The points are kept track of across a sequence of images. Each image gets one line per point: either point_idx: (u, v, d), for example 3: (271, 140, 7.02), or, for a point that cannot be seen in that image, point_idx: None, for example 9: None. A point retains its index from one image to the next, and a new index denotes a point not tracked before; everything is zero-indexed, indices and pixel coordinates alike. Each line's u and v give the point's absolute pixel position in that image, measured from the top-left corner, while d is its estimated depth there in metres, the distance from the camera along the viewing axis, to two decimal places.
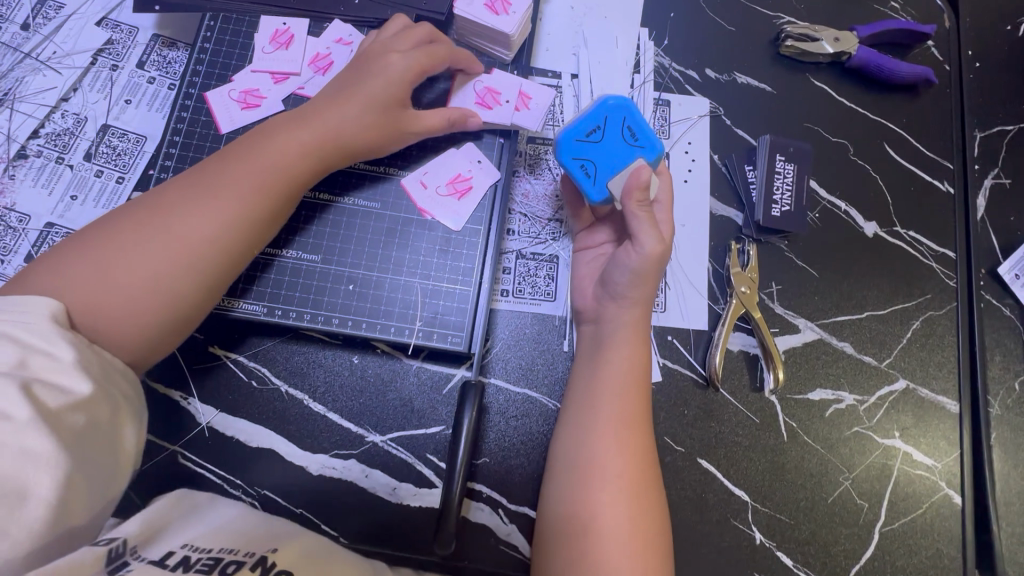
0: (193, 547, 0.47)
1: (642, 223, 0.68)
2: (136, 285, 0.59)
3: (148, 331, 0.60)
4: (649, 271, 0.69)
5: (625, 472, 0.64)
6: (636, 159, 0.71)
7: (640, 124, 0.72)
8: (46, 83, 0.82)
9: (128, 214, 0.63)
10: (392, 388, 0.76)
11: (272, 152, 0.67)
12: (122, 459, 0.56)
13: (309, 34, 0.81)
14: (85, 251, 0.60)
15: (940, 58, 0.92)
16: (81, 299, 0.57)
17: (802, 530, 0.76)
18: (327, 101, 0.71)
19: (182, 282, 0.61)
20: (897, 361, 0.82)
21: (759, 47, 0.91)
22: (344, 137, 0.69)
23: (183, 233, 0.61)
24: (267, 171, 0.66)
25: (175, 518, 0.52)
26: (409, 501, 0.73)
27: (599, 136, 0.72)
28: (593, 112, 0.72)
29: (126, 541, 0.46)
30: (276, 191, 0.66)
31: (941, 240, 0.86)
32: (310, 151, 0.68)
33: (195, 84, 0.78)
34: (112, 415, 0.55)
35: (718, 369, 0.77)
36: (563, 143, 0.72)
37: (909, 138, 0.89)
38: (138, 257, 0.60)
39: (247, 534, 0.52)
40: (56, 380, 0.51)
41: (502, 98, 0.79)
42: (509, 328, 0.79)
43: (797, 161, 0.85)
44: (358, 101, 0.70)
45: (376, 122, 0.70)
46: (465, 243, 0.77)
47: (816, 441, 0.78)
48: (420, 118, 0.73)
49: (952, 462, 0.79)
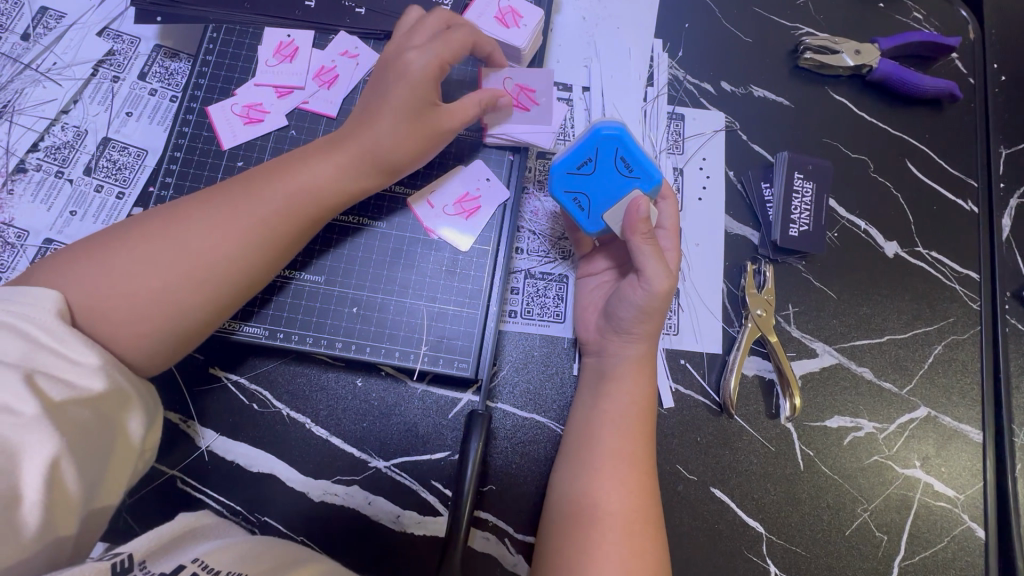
0: (204, 565, 0.45)
1: (650, 257, 0.65)
2: (146, 296, 0.57)
3: (151, 344, 0.58)
4: (661, 308, 0.67)
5: (630, 507, 0.62)
6: (632, 190, 0.68)
7: (635, 152, 0.69)
8: (46, 95, 0.80)
9: (145, 220, 0.60)
10: (396, 412, 0.74)
11: (306, 170, 0.65)
12: (122, 453, 0.55)
13: (314, 46, 0.79)
14: (94, 254, 0.57)
15: (964, 71, 0.89)
16: (87, 303, 0.55)
17: (818, 564, 0.73)
18: (367, 114, 0.67)
19: (194, 295, 0.59)
20: (919, 388, 0.79)
21: (776, 59, 0.88)
22: (381, 150, 0.66)
23: (200, 247, 0.59)
24: (294, 191, 0.63)
25: (193, 540, 0.50)
26: (412, 529, 0.71)
27: (591, 168, 0.69)
28: (583, 142, 0.69)
29: (132, 555, 0.45)
30: (302, 210, 0.64)
31: (965, 262, 0.83)
32: (345, 170, 0.66)
33: (197, 98, 0.76)
34: (117, 407, 0.54)
35: (733, 395, 0.74)
36: (555, 176, 0.69)
37: (931, 154, 0.86)
38: (150, 267, 0.57)
39: (260, 560, 0.48)
40: (65, 373, 0.51)
41: (537, 95, 0.74)
42: (517, 351, 0.77)
43: (816, 179, 0.82)
44: (400, 113, 0.66)
45: (412, 129, 0.66)
46: (474, 264, 0.75)
47: (833, 470, 0.76)
48: (452, 113, 0.69)
49: (975, 494, 0.76)
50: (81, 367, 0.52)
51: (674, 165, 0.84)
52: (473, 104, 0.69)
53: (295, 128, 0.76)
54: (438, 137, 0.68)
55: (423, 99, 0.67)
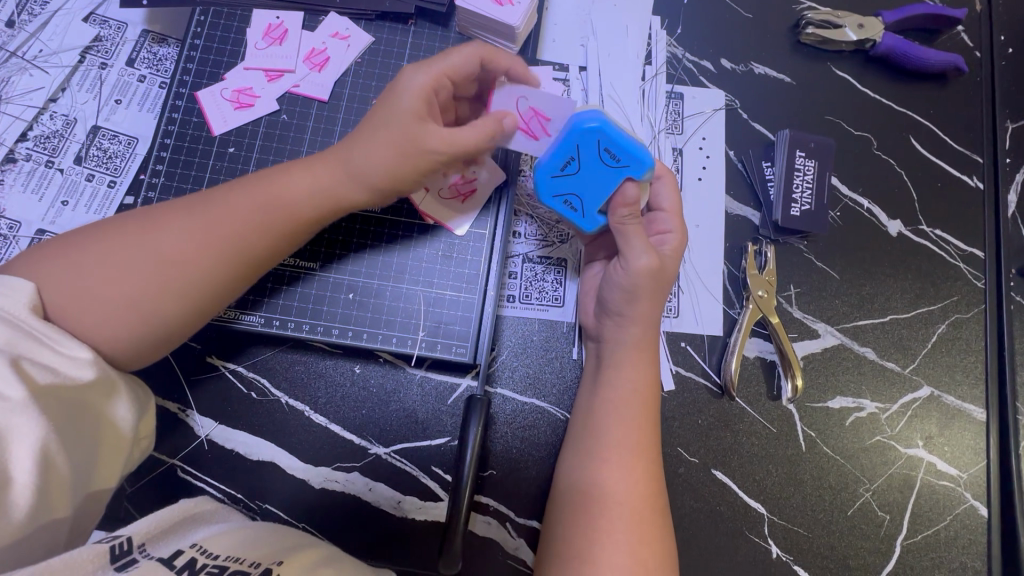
0: (203, 550, 0.45)
1: (635, 238, 0.64)
2: (117, 299, 0.55)
3: (128, 347, 0.56)
4: (650, 284, 0.65)
5: (629, 491, 0.61)
6: (624, 181, 0.64)
7: (621, 139, 0.63)
8: (33, 83, 0.79)
9: (121, 224, 0.59)
10: (395, 399, 0.73)
11: (283, 184, 0.62)
12: (110, 438, 0.55)
13: (303, 29, 0.77)
14: (67, 252, 0.56)
15: (970, 44, 0.87)
16: (62, 300, 0.54)
17: (820, 544, 0.73)
18: (357, 131, 0.64)
19: (167, 301, 0.57)
20: (921, 367, 0.78)
21: (778, 35, 0.86)
22: (362, 169, 0.62)
23: (175, 256, 0.57)
24: (267, 204, 0.61)
25: (192, 525, 0.50)
26: (413, 514, 0.71)
27: (575, 166, 0.64)
28: (562, 140, 0.64)
29: (130, 539, 0.45)
30: (275, 219, 0.61)
31: (968, 239, 0.82)
32: (323, 186, 0.62)
33: (186, 84, 0.75)
34: (102, 395, 0.54)
35: (734, 378, 0.74)
36: (540, 182, 0.65)
37: (936, 130, 0.84)
38: (124, 274, 0.55)
39: (260, 544, 0.48)
40: (52, 362, 0.51)
41: (552, 127, 0.66)
42: (516, 335, 0.76)
43: (818, 157, 0.81)
44: (388, 129, 0.62)
45: (394, 149, 0.61)
46: (470, 249, 0.74)
47: (835, 451, 0.75)
48: (445, 135, 0.62)
49: (978, 473, 0.76)
50: (69, 357, 0.52)
51: (674, 145, 0.83)
52: (473, 133, 0.62)
53: (286, 113, 0.74)
54: (424, 161, 0.62)
55: (416, 116, 0.61)
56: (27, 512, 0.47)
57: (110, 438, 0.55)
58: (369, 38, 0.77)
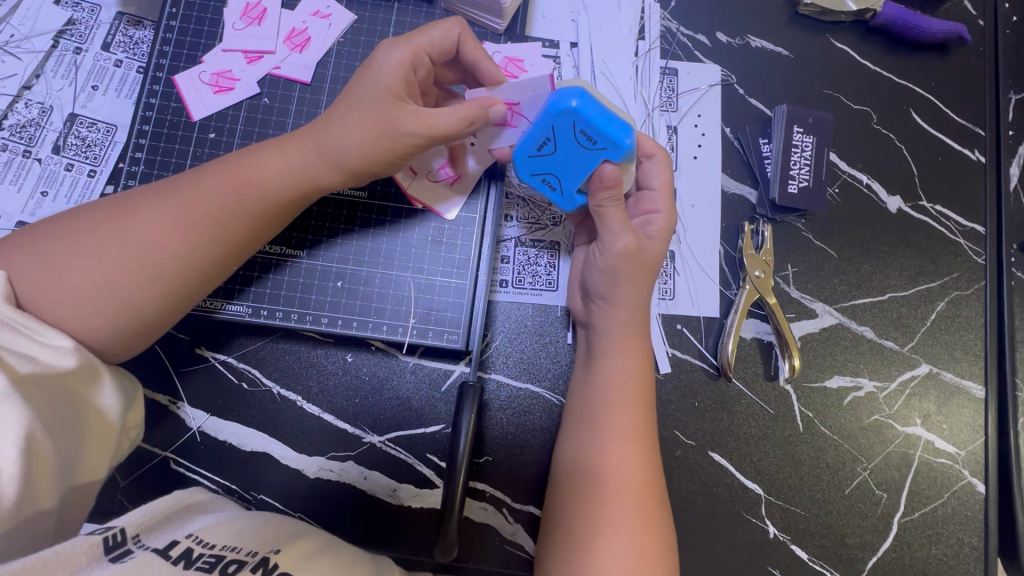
0: (197, 539, 0.44)
1: (612, 221, 0.63)
2: (91, 287, 0.53)
3: (107, 335, 0.55)
4: (627, 266, 0.64)
5: (625, 473, 0.60)
6: (601, 163, 0.61)
7: (597, 120, 0.59)
8: (6, 69, 0.76)
9: (87, 210, 0.57)
10: (389, 386, 0.72)
11: (252, 160, 0.60)
12: (96, 431, 0.54)
13: (283, 7, 0.74)
14: (39, 243, 0.54)
15: (974, 12, 0.84)
16: (36, 290, 0.52)
17: (816, 524, 0.73)
18: (332, 109, 0.62)
19: (143, 288, 0.55)
20: (920, 345, 0.77)
21: (774, 6, 0.83)
22: (337, 147, 0.60)
23: (147, 240, 0.55)
24: (242, 183, 0.59)
25: (185, 516, 0.49)
26: (409, 502, 0.70)
27: (551, 148, 0.62)
28: (539, 122, 0.61)
29: (124, 530, 0.43)
30: (250, 196, 0.59)
31: (969, 214, 0.80)
32: (297, 163, 0.60)
33: (162, 68, 0.72)
34: (85, 382, 0.53)
35: (730, 359, 0.73)
36: (517, 162, 0.64)
37: (937, 102, 0.82)
38: (95, 260, 0.54)
39: (257, 533, 0.48)
40: (34, 354, 0.50)
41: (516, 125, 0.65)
42: (509, 319, 0.75)
43: (816, 132, 0.79)
44: (360, 105, 0.60)
45: (371, 125, 0.59)
46: (460, 233, 0.72)
47: (833, 430, 0.75)
48: (421, 111, 0.59)
49: (976, 450, 0.76)
50: (51, 347, 0.51)
51: (668, 123, 0.80)
52: (457, 120, 0.59)
53: (267, 96, 0.72)
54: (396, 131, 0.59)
55: (393, 95, 0.60)
56: (15, 503, 0.46)
57: (99, 430, 0.55)
58: (352, 16, 0.74)
